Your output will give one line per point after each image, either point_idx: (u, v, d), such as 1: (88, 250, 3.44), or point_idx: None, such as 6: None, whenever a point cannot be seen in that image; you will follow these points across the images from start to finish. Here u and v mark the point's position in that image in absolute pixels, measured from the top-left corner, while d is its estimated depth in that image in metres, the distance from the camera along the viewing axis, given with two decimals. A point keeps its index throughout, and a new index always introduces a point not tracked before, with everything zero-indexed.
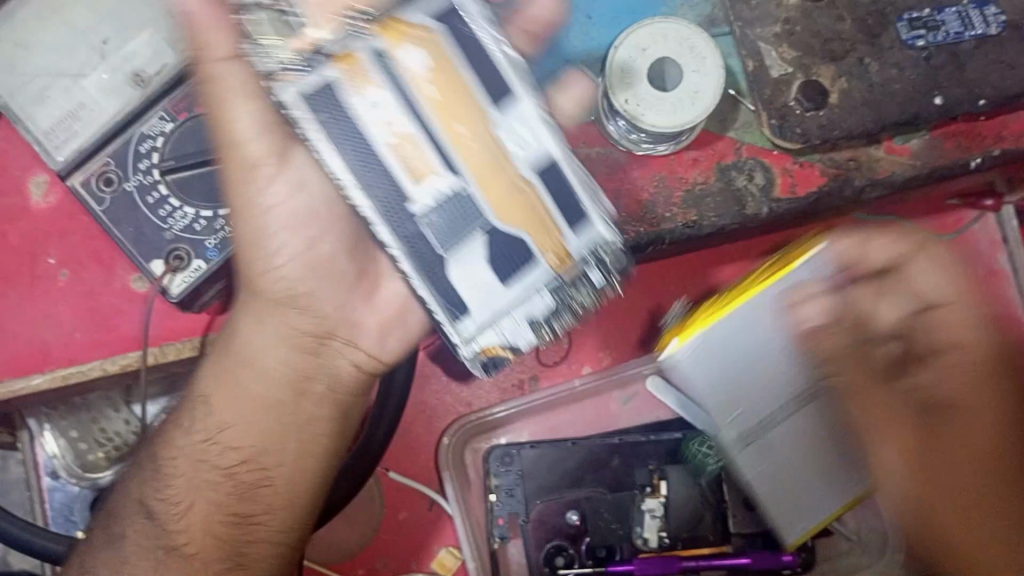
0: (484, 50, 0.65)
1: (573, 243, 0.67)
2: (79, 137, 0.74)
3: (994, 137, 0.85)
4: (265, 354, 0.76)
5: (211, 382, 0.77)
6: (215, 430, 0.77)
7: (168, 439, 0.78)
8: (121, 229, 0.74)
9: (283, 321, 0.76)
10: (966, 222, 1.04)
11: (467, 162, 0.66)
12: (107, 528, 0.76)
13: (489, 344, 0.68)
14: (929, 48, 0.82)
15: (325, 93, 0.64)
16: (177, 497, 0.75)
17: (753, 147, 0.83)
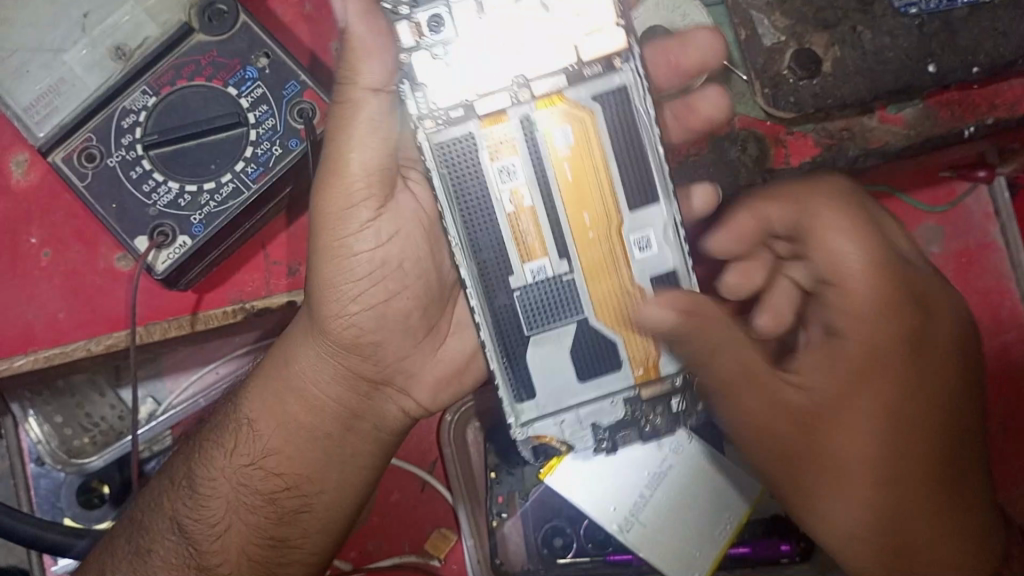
0: (636, 134, 0.67)
1: (665, 362, 0.69)
2: (61, 112, 0.73)
3: (987, 105, 0.84)
4: (329, 391, 0.77)
5: (261, 409, 0.77)
6: (260, 455, 0.76)
7: (201, 457, 0.76)
8: (103, 205, 0.73)
9: (350, 371, 0.77)
10: (959, 194, 1.04)
11: (581, 252, 0.68)
12: (133, 542, 0.75)
13: (544, 432, 0.68)
14: (922, 15, 0.81)
15: (460, 148, 0.67)
16: (212, 516, 0.75)
17: (746, 118, 0.83)
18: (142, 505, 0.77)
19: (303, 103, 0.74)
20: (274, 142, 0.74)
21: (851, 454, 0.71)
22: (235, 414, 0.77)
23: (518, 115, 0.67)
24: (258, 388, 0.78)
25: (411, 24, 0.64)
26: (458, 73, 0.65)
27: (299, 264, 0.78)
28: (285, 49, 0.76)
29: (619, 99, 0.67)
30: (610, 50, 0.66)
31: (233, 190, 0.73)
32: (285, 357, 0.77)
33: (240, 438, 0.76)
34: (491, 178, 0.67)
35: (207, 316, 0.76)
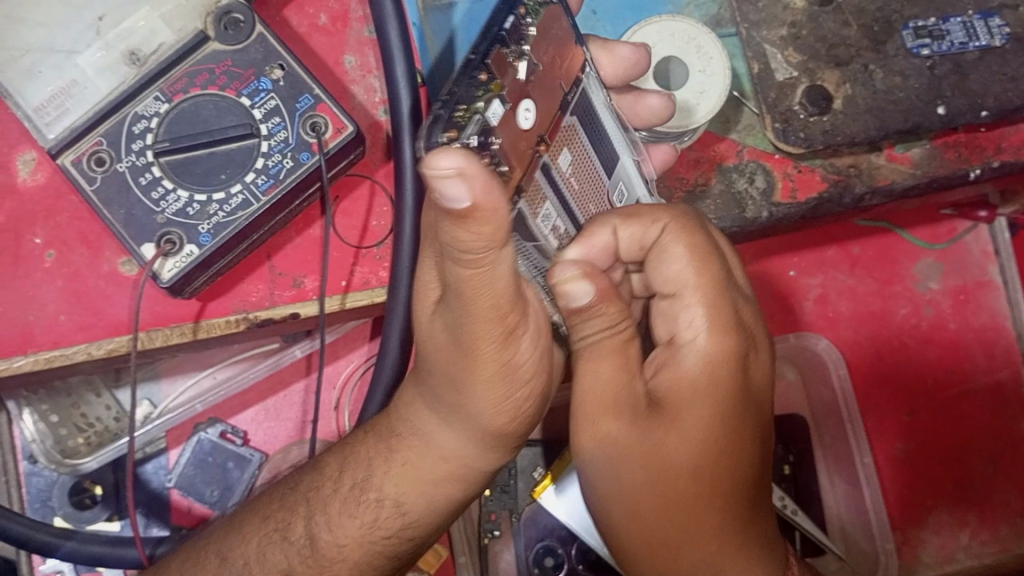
0: (601, 113, 0.68)
1: None
2: (71, 115, 0.72)
3: (994, 149, 0.85)
4: (477, 464, 0.69)
5: (408, 489, 0.68)
6: (399, 530, 0.69)
7: (327, 516, 0.69)
8: (111, 210, 0.72)
9: (501, 447, 0.68)
10: (959, 232, 1.10)
11: None
12: (223, 554, 0.70)
13: None
14: (933, 57, 0.82)
15: (520, 224, 0.59)
16: (332, 550, 0.69)
17: (755, 150, 0.83)
18: (231, 533, 0.71)
19: (316, 117, 0.75)
20: (285, 155, 0.74)
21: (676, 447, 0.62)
22: (352, 451, 0.71)
23: (545, 170, 0.60)
24: (372, 434, 0.71)
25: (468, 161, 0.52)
26: (503, 167, 0.54)
27: (305, 276, 0.78)
28: (300, 62, 0.76)
29: (583, 101, 0.65)
30: (574, 73, 0.64)
31: (243, 201, 0.73)
32: (422, 430, 0.68)
33: (357, 475, 0.70)
34: (542, 236, 0.63)
35: (209, 325, 0.76)
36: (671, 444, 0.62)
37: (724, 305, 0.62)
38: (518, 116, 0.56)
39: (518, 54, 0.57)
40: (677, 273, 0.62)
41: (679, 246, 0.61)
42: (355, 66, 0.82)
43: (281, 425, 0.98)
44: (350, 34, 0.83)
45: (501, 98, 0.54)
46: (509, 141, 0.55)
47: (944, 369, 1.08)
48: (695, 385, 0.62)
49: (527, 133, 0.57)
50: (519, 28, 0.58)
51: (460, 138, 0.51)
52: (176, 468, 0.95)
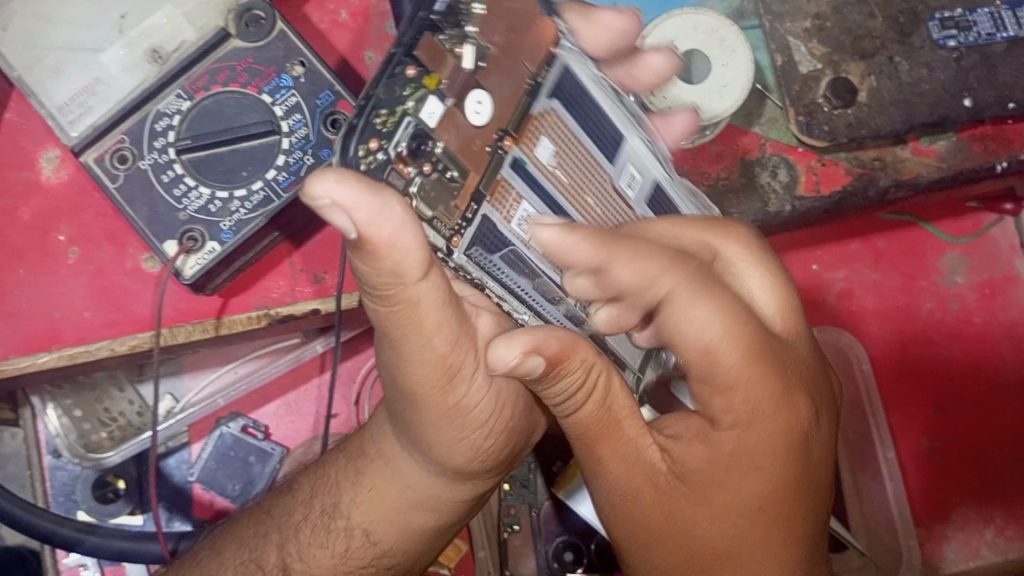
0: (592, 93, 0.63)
1: None
2: (93, 113, 0.72)
3: (1021, 141, 0.84)
4: (445, 495, 0.72)
5: (378, 520, 0.73)
6: (373, 558, 0.74)
7: (299, 545, 0.73)
8: (134, 208, 0.72)
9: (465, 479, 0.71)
10: (984, 225, 1.10)
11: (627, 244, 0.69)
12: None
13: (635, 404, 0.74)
14: (960, 48, 0.81)
15: (483, 230, 0.55)
16: None
17: (778, 144, 0.82)
18: (207, 559, 0.74)
19: (337, 114, 0.75)
20: (307, 152, 0.74)
21: (715, 518, 0.61)
22: (325, 475, 0.76)
23: (513, 161, 0.56)
24: (343, 458, 0.76)
25: (398, 170, 0.51)
26: (453, 172, 0.53)
27: (325, 273, 0.79)
28: (321, 58, 0.76)
29: (564, 81, 0.60)
30: (544, 49, 0.58)
31: (265, 198, 0.73)
32: (388, 463, 0.72)
33: (327, 501, 0.74)
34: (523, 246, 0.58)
35: (231, 321, 0.76)
36: (698, 514, 0.61)
37: (762, 371, 0.59)
38: (465, 111, 0.53)
39: (455, 44, 0.54)
40: (697, 330, 0.57)
41: (699, 306, 0.57)
42: (375, 62, 0.82)
43: (302, 420, 1.00)
44: (371, 29, 0.83)
45: (440, 94, 0.52)
46: (459, 146, 0.53)
47: (971, 363, 1.07)
48: (727, 460, 0.61)
49: (480, 129, 0.54)
50: (455, 16, 0.54)
51: (384, 146, 0.50)
52: (198, 463, 0.95)
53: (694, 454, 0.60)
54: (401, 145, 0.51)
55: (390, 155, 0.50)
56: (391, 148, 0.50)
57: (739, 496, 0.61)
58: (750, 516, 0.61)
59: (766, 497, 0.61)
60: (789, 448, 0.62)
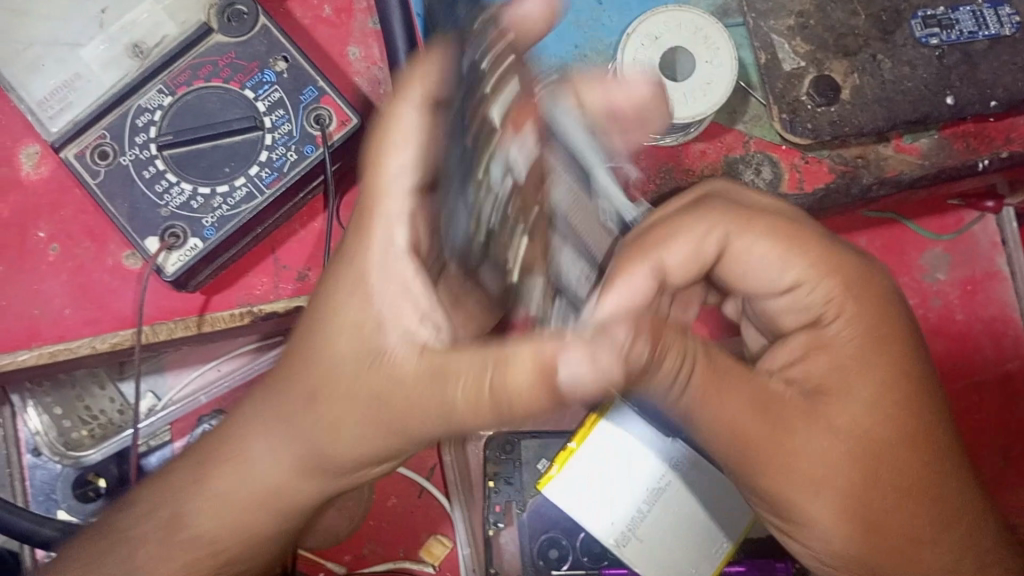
0: (568, 126, 0.66)
1: None
2: (74, 108, 0.72)
3: (1002, 139, 0.85)
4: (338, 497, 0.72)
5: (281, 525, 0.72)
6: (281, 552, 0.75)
7: None
8: (115, 204, 0.72)
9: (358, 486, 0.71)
10: (966, 223, 1.10)
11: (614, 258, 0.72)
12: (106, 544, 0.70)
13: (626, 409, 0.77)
14: (942, 47, 0.81)
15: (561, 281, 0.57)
16: None
17: (761, 141, 0.82)
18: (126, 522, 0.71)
19: (320, 110, 0.74)
20: (290, 148, 0.73)
21: (824, 444, 0.66)
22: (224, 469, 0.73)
23: (552, 203, 0.56)
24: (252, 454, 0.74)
25: (502, 243, 0.50)
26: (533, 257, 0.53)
27: (309, 270, 0.78)
28: (304, 54, 0.75)
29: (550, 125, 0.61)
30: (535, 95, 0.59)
31: (247, 194, 0.72)
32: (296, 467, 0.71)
33: None
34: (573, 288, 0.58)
35: (213, 318, 0.75)
36: (812, 445, 0.66)
37: (842, 272, 0.69)
38: (517, 167, 0.50)
39: (506, 91, 0.49)
40: (749, 254, 0.69)
41: (750, 236, 0.68)
42: (359, 58, 0.82)
43: None
44: (355, 25, 0.83)
45: (509, 149, 0.49)
46: (530, 186, 0.51)
47: (952, 360, 1.09)
48: (844, 364, 0.67)
49: (525, 182, 0.50)
50: (498, 59, 0.50)
51: (484, 220, 0.48)
52: (180, 461, 0.93)
53: (816, 365, 0.68)
54: (493, 217, 0.48)
55: (489, 228, 0.49)
56: (486, 222, 0.48)
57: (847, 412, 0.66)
58: (877, 431, 0.67)
59: (886, 414, 0.67)
60: (904, 371, 0.68)
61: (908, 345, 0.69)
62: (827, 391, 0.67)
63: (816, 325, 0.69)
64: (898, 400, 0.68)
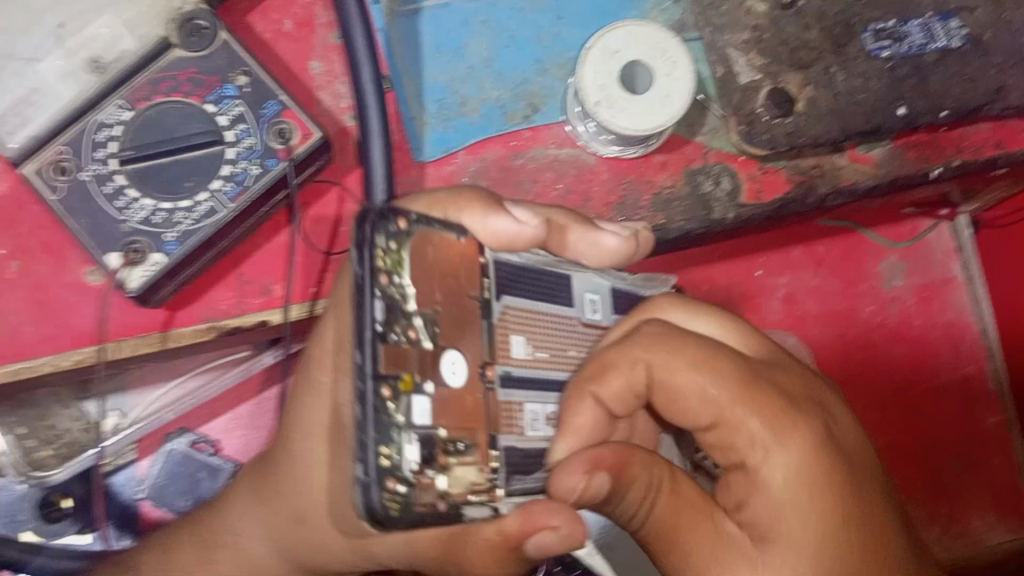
0: (536, 272, 0.61)
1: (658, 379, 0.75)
2: (32, 123, 0.71)
3: (954, 148, 0.87)
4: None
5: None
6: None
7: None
8: (76, 220, 0.71)
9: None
10: (920, 231, 1.13)
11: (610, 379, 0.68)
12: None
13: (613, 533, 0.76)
14: (894, 59, 0.83)
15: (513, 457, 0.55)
16: None
17: (720, 153, 0.84)
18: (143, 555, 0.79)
19: (283, 123, 0.75)
20: (252, 162, 0.74)
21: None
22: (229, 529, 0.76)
23: (503, 383, 0.55)
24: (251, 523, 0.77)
25: (421, 485, 0.46)
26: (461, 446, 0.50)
27: (274, 284, 0.78)
28: (265, 68, 0.76)
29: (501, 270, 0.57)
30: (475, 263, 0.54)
31: (209, 209, 0.72)
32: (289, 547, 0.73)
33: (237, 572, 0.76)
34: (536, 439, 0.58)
35: (178, 334, 0.75)
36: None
37: (762, 395, 0.61)
38: (444, 379, 0.49)
39: (411, 329, 0.47)
40: (696, 393, 0.61)
41: (679, 372, 0.62)
42: (321, 73, 0.82)
43: (254, 435, 0.99)
44: (317, 40, 0.83)
45: (420, 388, 0.47)
46: (454, 417, 0.49)
47: (911, 365, 1.11)
48: (783, 501, 0.59)
49: (461, 389, 0.51)
50: (403, 313, 0.47)
51: (399, 477, 0.44)
52: (148, 480, 0.97)
53: (765, 502, 0.59)
54: (413, 465, 0.45)
55: (407, 485, 0.45)
56: (405, 476, 0.45)
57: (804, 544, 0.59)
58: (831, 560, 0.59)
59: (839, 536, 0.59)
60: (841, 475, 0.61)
61: (837, 471, 0.60)
62: (758, 517, 0.59)
63: (746, 465, 0.61)
64: (845, 519, 0.60)
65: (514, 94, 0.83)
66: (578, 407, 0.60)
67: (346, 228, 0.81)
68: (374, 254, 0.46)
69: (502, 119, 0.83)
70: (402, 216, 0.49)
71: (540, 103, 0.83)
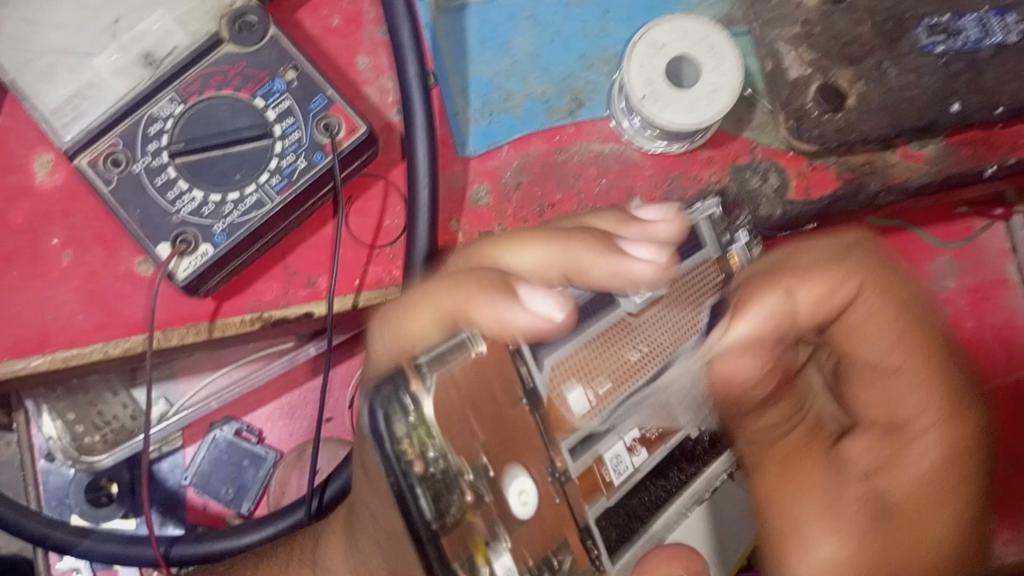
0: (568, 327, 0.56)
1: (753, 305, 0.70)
2: (87, 117, 0.73)
3: (1009, 146, 0.85)
4: None
5: None
6: None
7: None
8: (127, 210, 0.73)
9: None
10: (975, 230, 1.10)
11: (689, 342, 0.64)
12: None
13: None
14: (947, 54, 0.81)
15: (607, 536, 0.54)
16: None
17: (768, 148, 0.83)
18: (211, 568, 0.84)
19: (330, 117, 0.75)
20: (299, 155, 0.74)
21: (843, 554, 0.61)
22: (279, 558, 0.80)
23: (575, 456, 0.53)
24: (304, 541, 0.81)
25: None
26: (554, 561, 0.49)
27: (319, 276, 0.79)
28: (314, 63, 0.77)
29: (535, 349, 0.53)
30: (501, 348, 0.51)
31: (257, 201, 0.73)
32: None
33: None
34: (626, 482, 0.57)
35: (224, 324, 0.77)
36: (825, 552, 0.60)
37: (942, 373, 0.62)
38: (512, 510, 0.47)
39: (468, 494, 0.44)
40: (880, 347, 0.63)
41: (879, 311, 0.63)
42: (368, 67, 0.83)
43: (296, 424, 1.00)
44: (364, 35, 0.84)
45: (497, 549, 0.45)
46: (534, 546, 0.48)
47: None
48: (915, 493, 0.61)
49: (529, 518, 0.48)
50: (456, 481, 0.44)
51: None
52: (193, 466, 0.96)
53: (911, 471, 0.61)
54: None
55: None
56: None
57: (915, 532, 0.61)
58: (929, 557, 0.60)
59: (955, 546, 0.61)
60: (973, 509, 0.61)
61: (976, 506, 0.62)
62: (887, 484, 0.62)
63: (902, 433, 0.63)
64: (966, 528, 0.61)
65: (559, 88, 0.83)
66: (762, 298, 0.60)
67: (388, 220, 0.81)
68: (395, 446, 0.43)
69: (547, 114, 0.82)
70: (410, 379, 0.44)
71: (585, 97, 0.83)
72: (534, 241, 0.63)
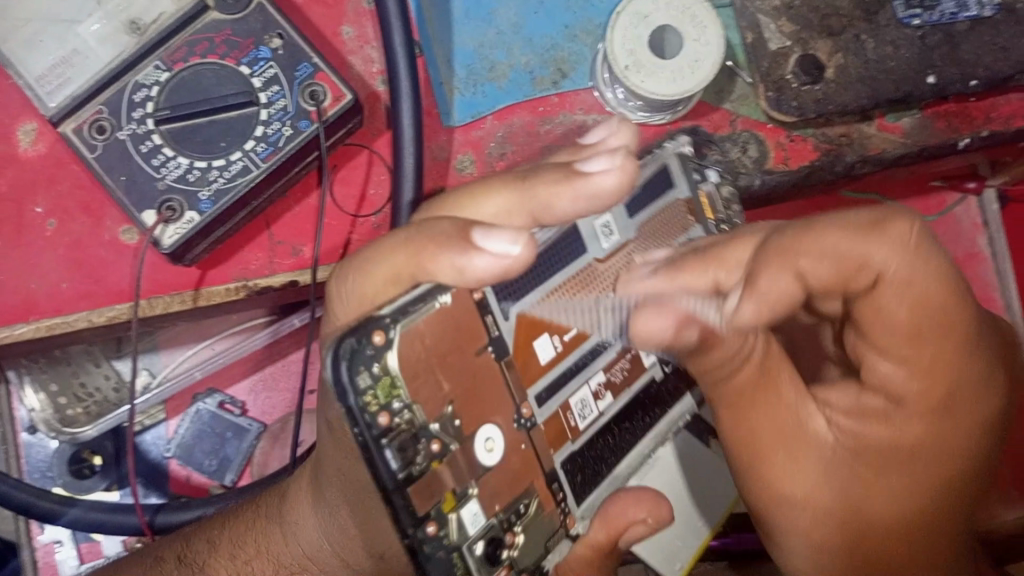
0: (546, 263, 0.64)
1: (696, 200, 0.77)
2: (72, 83, 0.72)
3: (984, 118, 0.87)
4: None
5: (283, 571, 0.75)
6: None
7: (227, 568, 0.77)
8: (112, 177, 0.73)
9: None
10: (948, 204, 1.13)
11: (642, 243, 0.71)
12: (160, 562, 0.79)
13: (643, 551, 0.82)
14: (924, 27, 0.83)
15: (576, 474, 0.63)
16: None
17: (748, 120, 0.84)
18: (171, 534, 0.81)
19: (315, 85, 0.75)
20: (285, 123, 0.75)
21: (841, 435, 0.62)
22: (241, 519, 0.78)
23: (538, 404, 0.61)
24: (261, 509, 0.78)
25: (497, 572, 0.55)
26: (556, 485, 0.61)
27: (304, 245, 0.79)
28: (298, 31, 0.77)
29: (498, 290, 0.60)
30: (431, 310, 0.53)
31: (243, 168, 0.73)
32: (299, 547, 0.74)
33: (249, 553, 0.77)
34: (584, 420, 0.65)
35: (210, 292, 0.77)
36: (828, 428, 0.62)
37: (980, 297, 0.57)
38: (479, 455, 0.56)
39: (434, 441, 0.52)
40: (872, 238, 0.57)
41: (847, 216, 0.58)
42: (352, 37, 0.83)
43: (279, 396, 1.01)
44: (348, 5, 0.84)
45: (465, 498, 0.53)
46: (500, 486, 0.57)
47: None
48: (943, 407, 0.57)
49: (493, 466, 0.56)
50: (422, 431, 0.52)
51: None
52: (175, 439, 0.97)
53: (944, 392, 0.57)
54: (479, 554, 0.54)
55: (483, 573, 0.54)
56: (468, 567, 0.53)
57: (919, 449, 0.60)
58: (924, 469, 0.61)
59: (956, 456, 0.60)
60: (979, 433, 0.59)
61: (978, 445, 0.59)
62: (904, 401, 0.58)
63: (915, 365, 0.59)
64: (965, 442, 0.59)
65: (543, 59, 0.84)
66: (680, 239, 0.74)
67: (372, 189, 0.81)
68: (358, 398, 0.50)
69: (530, 85, 0.83)
70: (377, 329, 0.51)
71: (569, 68, 0.84)
72: (498, 187, 0.60)
